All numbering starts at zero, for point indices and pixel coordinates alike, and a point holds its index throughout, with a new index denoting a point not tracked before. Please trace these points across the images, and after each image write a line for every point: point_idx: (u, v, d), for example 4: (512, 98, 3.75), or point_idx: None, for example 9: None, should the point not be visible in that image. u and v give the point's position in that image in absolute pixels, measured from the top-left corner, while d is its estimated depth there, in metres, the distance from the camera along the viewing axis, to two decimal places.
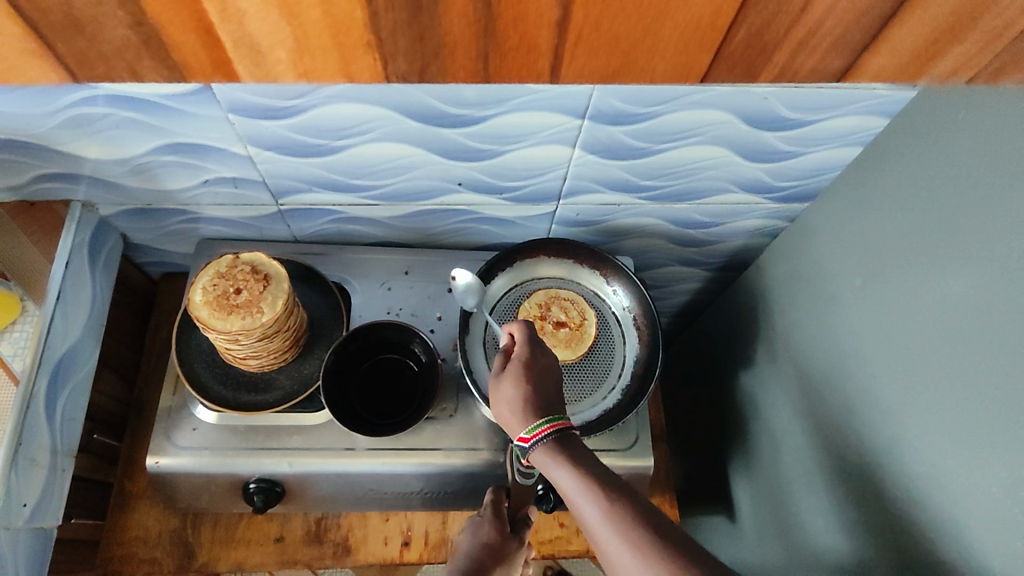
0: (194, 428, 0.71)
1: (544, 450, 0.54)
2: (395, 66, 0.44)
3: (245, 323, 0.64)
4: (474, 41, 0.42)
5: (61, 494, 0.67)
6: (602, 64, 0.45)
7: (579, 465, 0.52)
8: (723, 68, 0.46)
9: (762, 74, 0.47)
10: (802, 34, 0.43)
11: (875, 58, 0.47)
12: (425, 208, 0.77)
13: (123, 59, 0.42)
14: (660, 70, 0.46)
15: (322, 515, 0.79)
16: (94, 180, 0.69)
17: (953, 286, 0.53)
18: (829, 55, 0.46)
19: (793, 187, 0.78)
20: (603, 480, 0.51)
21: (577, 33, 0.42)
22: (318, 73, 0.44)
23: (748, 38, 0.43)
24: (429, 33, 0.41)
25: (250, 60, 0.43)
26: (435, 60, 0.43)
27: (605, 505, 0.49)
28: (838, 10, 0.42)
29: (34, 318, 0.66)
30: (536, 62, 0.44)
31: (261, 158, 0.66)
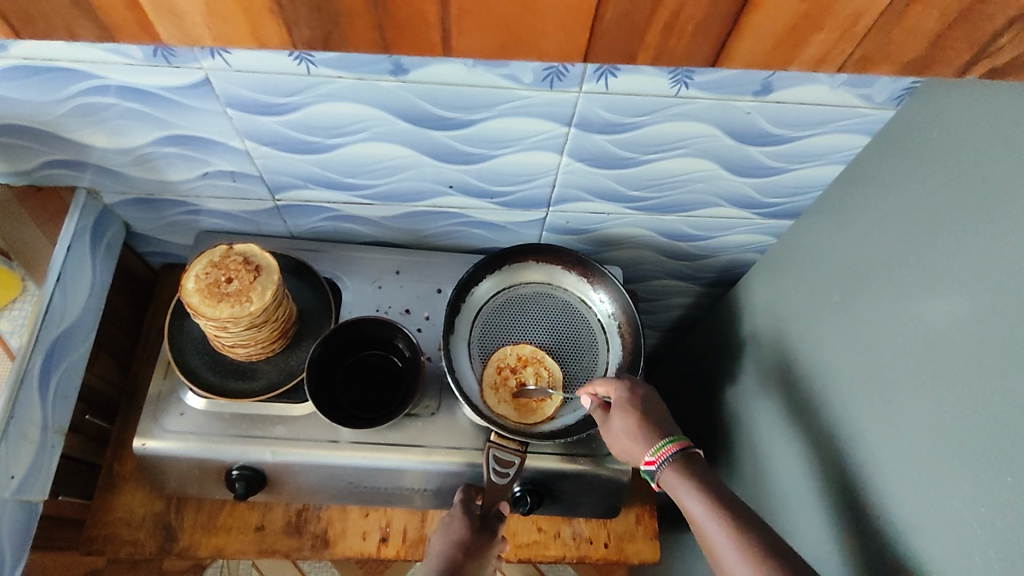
0: (181, 413, 0.72)
1: (669, 475, 0.62)
2: (299, 31, 0.42)
3: (235, 311, 0.66)
4: (369, 12, 0.41)
5: (49, 470, 0.69)
6: (489, 40, 0.43)
7: (707, 491, 0.59)
8: (602, 48, 0.43)
9: (639, 56, 0.44)
10: (666, 18, 0.41)
11: (738, 44, 0.43)
12: (417, 210, 0.80)
13: (61, 18, 0.41)
14: (546, 49, 0.44)
15: (303, 507, 0.80)
16: (99, 169, 0.72)
17: (921, 302, 0.54)
18: (697, 40, 0.42)
19: (779, 203, 0.79)
20: (732, 509, 0.58)
21: (457, 7, 0.40)
22: (231, 39, 0.43)
23: (617, 18, 0.41)
24: (327, 3, 0.40)
25: (169, 22, 0.41)
26: (337, 29, 0.42)
27: (732, 533, 0.56)
28: None
29: (33, 298, 0.69)
30: (428, 35, 0.42)
31: (258, 153, 0.69)
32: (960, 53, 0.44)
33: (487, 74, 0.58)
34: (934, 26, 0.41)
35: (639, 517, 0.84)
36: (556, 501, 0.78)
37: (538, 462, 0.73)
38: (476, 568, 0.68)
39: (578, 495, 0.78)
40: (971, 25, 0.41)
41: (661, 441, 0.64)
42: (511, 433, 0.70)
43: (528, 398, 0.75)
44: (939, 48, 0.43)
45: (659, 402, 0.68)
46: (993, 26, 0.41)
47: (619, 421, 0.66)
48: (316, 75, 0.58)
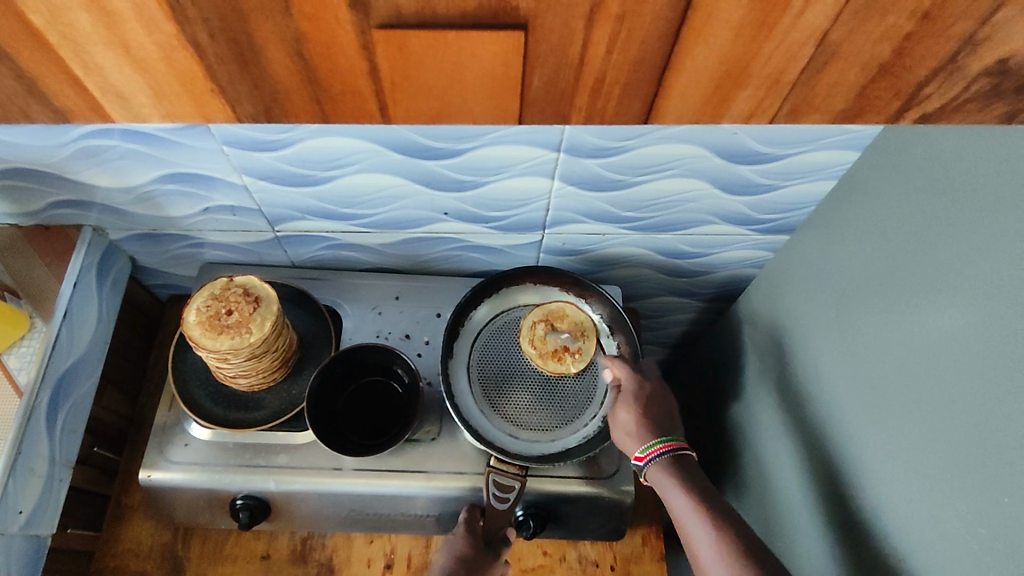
0: (186, 444, 0.73)
1: (664, 470, 0.65)
2: (243, 108, 0.42)
3: (235, 343, 0.67)
4: (304, 88, 0.41)
5: (56, 504, 0.70)
6: (425, 107, 0.43)
7: (694, 490, 0.63)
8: (535, 111, 0.43)
9: (571, 117, 0.44)
10: (591, 82, 0.41)
11: (668, 103, 0.43)
12: (414, 236, 0.81)
13: (14, 104, 0.41)
14: (478, 112, 0.44)
15: (308, 535, 0.80)
16: (104, 208, 0.74)
17: (915, 316, 0.54)
18: (625, 99, 0.42)
19: (775, 219, 0.79)
20: (696, 486, 0.63)
21: (389, 81, 0.41)
22: (181, 117, 0.43)
23: (544, 86, 0.41)
24: (263, 82, 0.41)
25: (118, 106, 0.42)
26: (276, 105, 0.42)
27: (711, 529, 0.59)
28: (612, 61, 0.40)
29: (41, 334, 0.71)
30: (365, 105, 0.43)
31: (256, 188, 0.71)
32: (889, 102, 0.44)
33: None
34: (855, 80, 0.42)
35: (645, 539, 0.82)
36: (560, 523, 0.78)
37: (538, 485, 0.73)
38: None
39: (582, 517, 0.77)
40: (894, 78, 0.42)
41: (656, 438, 0.67)
42: (510, 457, 0.70)
43: (529, 421, 0.75)
44: (866, 98, 0.43)
45: (662, 404, 0.71)
46: (916, 77, 0.42)
47: (623, 412, 0.69)
48: None
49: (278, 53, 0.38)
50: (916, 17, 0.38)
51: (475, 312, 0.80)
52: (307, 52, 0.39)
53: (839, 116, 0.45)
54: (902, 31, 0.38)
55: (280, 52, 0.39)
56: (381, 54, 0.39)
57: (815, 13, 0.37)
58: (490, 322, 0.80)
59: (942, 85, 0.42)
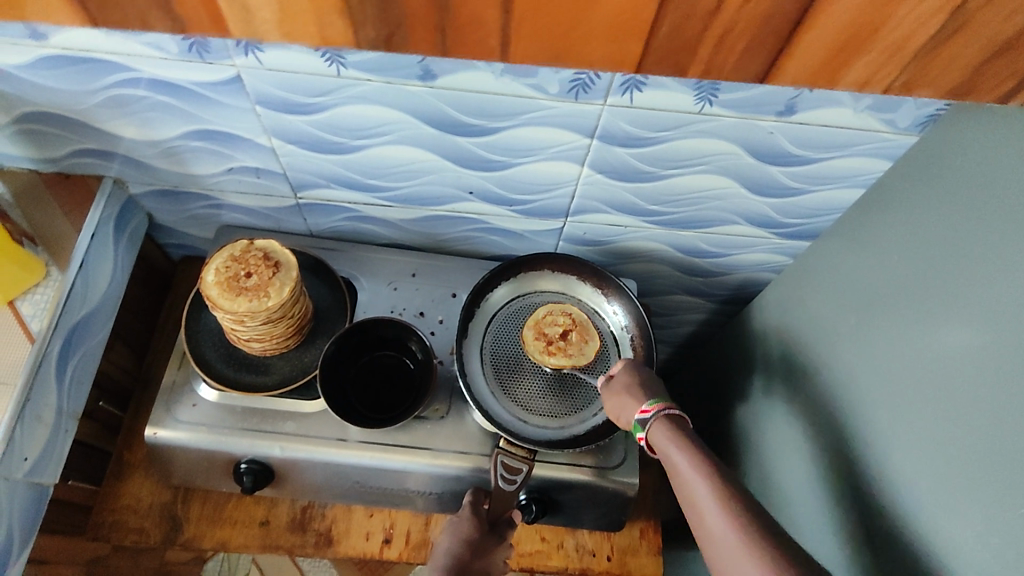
0: (194, 404, 0.73)
1: (663, 437, 0.61)
2: (365, 33, 0.43)
3: (252, 306, 0.67)
4: (432, 14, 0.41)
5: (61, 454, 0.69)
6: (547, 46, 0.43)
7: (691, 448, 0.58)
8: (655, 61, 0.43)
9: (689, 70, 0.44)
10: (717, 35, 0.41)
11: (788, 63, 0.43)
12: (436, 214, 0.81)
13: (134, 9, 0.41)
14: (597, 58, 0.43)
15: (309, 504, 0.80)
16: (126, 159, 0.73)
17: (935, 328, 0.55)
18: (748, 52, 0.42)
19: (797, 224, 0.79)
20: (695, 445, 0.59)
21: (518, 14, 0.41)
22: (298, 38, 0.43)
23: (671, 32, 0.41)
24: (393, 4, 0.41)
25: (239, 18, 0.42)
26: (400, 30, 0.42)
27: (715, 487, 0.54)
28: (742, 17, 0.40)
29: (56, 283, 0.70)
30: (486, 41, 0.43)
31: (284, 151, 0.70)
32: (1002, 82, 0.45)
33: (514, 82, 0.59)
34: (975, 56, 0.42)
35: (643, 532, 0.83)
36: (562, 510, 0.78)
37: (544, 471, 0.73)
38: (483, 566, 0.68)
39: (583, 506, 0.77)
40: (1013, 56, 0.42)
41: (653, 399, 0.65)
42: (520, 440, 0.70)
43: (538, 406, 0.75)
44: (980, 76, 0.44)
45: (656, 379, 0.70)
46: None
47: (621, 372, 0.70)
48: (346, 77, 0.59)
49: None
50: None
51: (494, 295, 0.80)
52: None
53: (950, 93, 0.46)
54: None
55: None
56: None
57: None
58: (506, 305, 0.80)
59: None
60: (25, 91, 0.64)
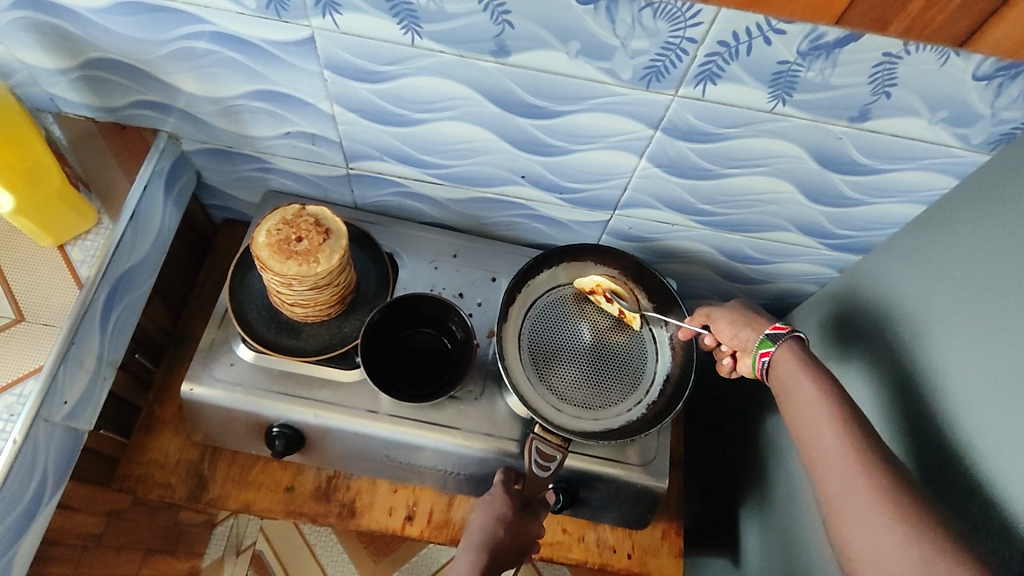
0: (231, 363, 0.73)
1: (787, 354, 0.61)
2: None
3: (301, 270, 0.66)
4: None
5: (98, 401, 0.70)
6: None
7: (818, 373, 0.58)
8: (856, 14, 0.50)
9: (889, 23, 0.50)
10: None
11: (987, 27, 0.49)
12: (484, 196, 0.80)
13: None
14: (801, 6, 0.50)
15: (334, 474, 0.80)
16: (184, 114, 0.73)
17: (997, 350, 0.53)
18: (953, 15, 0.49)
19: (849, 237, 0.78)
20: (823, 370, 0.58)
21: None
22: None
23: None
24: None
25: None
26: None
27: (833, 409, 0.54)
28: None
29: (106, 232, 0.70)
30: None
31: (343, 119, 0.70)
32: None
33: (588, 65, 0.58)
34: None
35: (665, 533, 0.82)
36: (587, 503, 0.77)
37: (573, 462, 0.73)
38: (517, 546, 0.68)
39: (608, 501, 0.77)
40: None
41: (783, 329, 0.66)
42: (554, 427, 0.69)
43: (575, 396, 0.74)
44: None
45: None
46: None
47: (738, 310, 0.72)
48: (419, 47, 0.59)
49: None
50: None
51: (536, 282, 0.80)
52: None
53: None
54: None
55: None
56: None
57: None
58: (548, 292, 0.79)
59: None
60: (95, 36, 0.64)
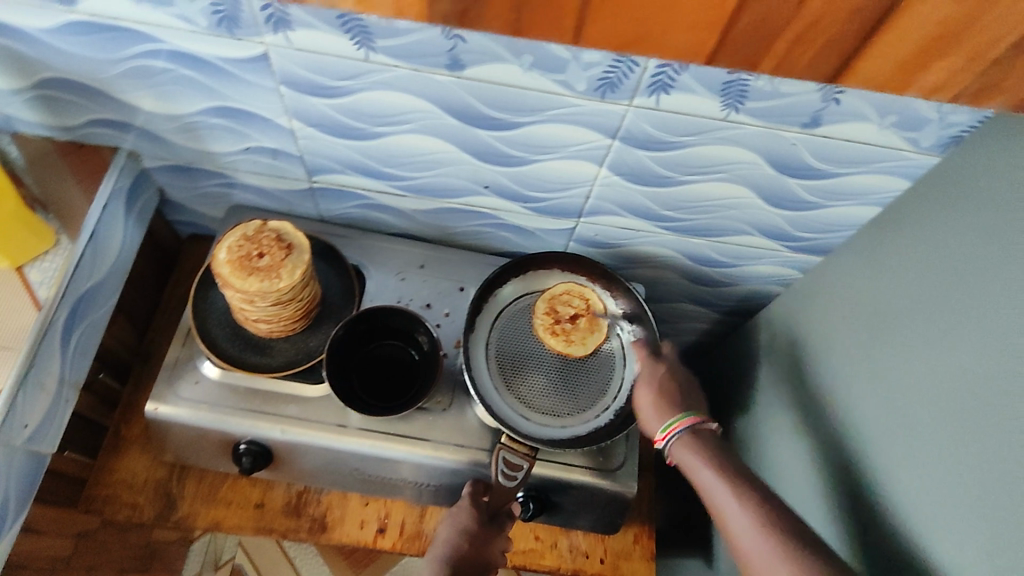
0: (196, 381, 0.72)
1: (686, 447, 0.63)
2: (442, 5, 0.42)
3: (263, 286, 0.66)
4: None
5: (60, 424, 0.69)
6: (622, 29, 0.42)
7: (717, 463, 0.60)
8: (729, 53, 0.43)
9: (761, 65, 0.44)
10: (800, 29, 0.41)
11: (869, 53, 0.42)
12: (449, 206, 0.81)
13: None
14: (670, 47, 0.43)
15: (304, 489, 0.79)
16: (142, 132, 0.73)
17: (946, 347, 0.54)
18: (826, 53, 0.42)
19: (809, 238, 0.79)
20: (719, 458, 0.61)
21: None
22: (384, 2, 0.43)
23: (753, 25, 0.41)
24: None
25: None
26: (478, 5, 0.42)
27: (739, 497, 0.56)
28: (834, 8, 0.39)
29: (65, 252, 0.70)
30: (565, 23, 0.43)
31: (303, 134, 0.70)
32: None
33: (543, 77, 0.59)
34: None
35: (637, 537, 0.82)
36: (557, 510, 0.78)
37: (543, 470, 0.73)
38: (482, 558, 0.68)
39: (579, 508, 0.77)
40: None
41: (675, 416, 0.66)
42: (521, 437, 0.70)
43: (542, 404, 0.75)
44: None
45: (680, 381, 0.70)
46: None
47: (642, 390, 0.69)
48: (374, 62, 0.59)
49: None
50: None
51: (503, 291, 0.80)
52: None
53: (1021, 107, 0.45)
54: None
55: None
56: None
57: None
58: (515, 301, 0.80)
59: None
60: (47, 56, 0.63)
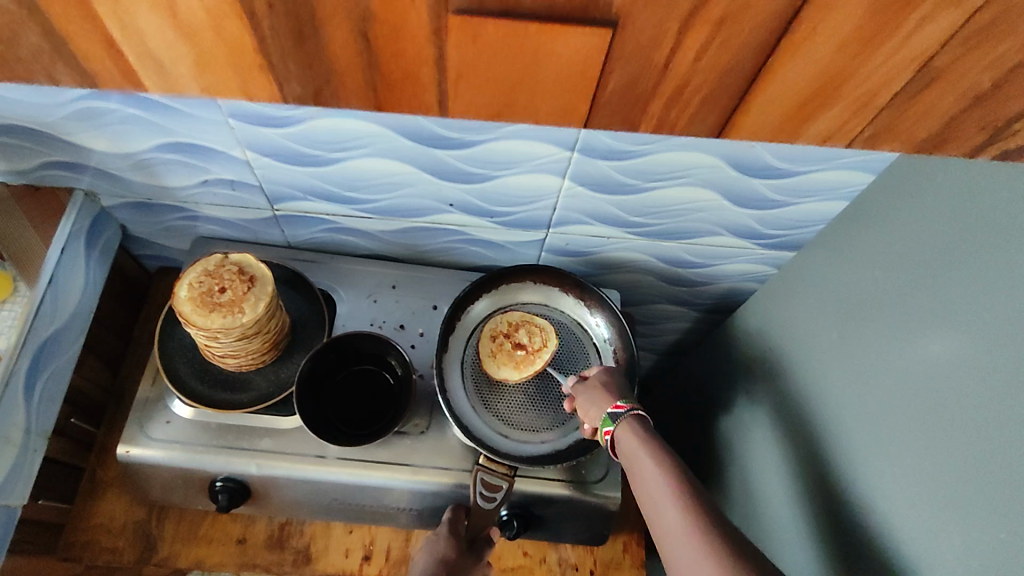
0: (168, 421, 0.71)
1: (628, 433, 0.59)
2: (291, 88, 0.39)
3: (226, 321, 0.65)
4: (361, 72, 0.38)
5: (29, 474, 0.68)
6: (488, 101, 0.40)
7: (659, 452, 0.56)
8: (603, 116, 0.41)
9: (641, 125, 0.42)
10: (671, 90, 0.39)
11: (748, 115, 0.41)
12: (416, 225, 0.80)
13: (39, 63, 0.38)
14: (543, 112, 0.41)
15: (286, 521, 0.79)
16: (98, 172, 0.72)
17: (917, 344, 0.54)
18: (702, 112, 0.40)
19: (780, 235, 0.78)
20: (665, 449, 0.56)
21: (454, 72, 0.38)
22: (220, 92, 0.40)
23: (620, 89, 0.39)
24: (318, 62, 0.38)
25: (156, 75, 0.38)
26: (328, 86, 0.39)
27: (676, 493, 0.52)
28: (700, 69, 0.37)
29: (24, 299, 0.69)
30: (422, 96, 0.40)
31: (259, 164, 0.69)
32: (976, 134, 0.40)
33: None
34: (951, 107, 0.39)
35: (626, 546, 0.82)
36: (543, 525, 0.77)
37: (525, 487, 0.72)
38: None
39: (564, 522, 0.77)
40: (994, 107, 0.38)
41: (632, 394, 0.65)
42: (500, 457, 0.69)
43: (520, 421, 0.74)
44: (954, 128, 0.40)
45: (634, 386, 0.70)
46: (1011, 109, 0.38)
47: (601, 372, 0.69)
48: None
49: (340, 30, 0.36)
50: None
51: (475, 309, 0.79)
52: (370, 31, 0.36)
53: (924, 144, 0.42)
54: (1007, 63, 0.36)
55: (343, 30, 0.36)
56: (450, 44, 0.36)
57: (924, 36, 0.35)
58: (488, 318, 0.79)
59: None
60: None
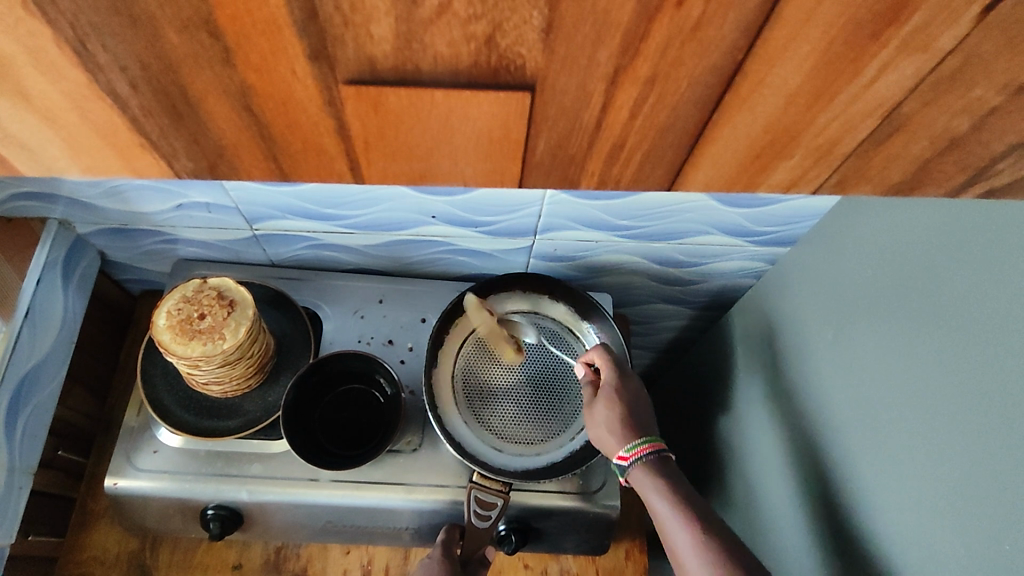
0: (155, 451, 0.70)
1: (641, 474, 0.61)
2: (181, 164, 0.38)
3: (207, 349, 0.63)
4: (256, 145, 0.37)
5: (16, 512, 0.67)
6: (403, 167, 0.39)
7: (676, 492, 0.59)
8: (536, 176, 0.40)
9: (580, 182, 0.40)
10: (608, 149, 0.37)
11: (696, 168, 0.39)
12: (399, 238, 0.78)
13: None
14: (469, 174, 0.40)
15: (282, 544, 0.77)
16: (71, 201, 0.70)
17: (913, 343, 0.52)
18: (645, 168, 0.39)
19: (771, 232, 0.77)
20: (682, 490, 0.60)
21: (362, 141, 0.37)
22: (101, 171, 0.38)
23: (550, 150, 0.38)
24: (203, 136, 0.36)
25: (23, 157, 0.37)
26: (222, 161, 0.38)
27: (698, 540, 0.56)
28: (636, 125, 0.36)
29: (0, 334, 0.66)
30: (331, 165, 0.39)
31: (234, 185, 0.67)
32: (953, 175, 0.40)
33: None
34: (921, 153, 0.38)
35: (629, 554, 0.81)
36: (543, 537, 0.76)
37: (523, 501, 0.71)
38: None
39: (564, 533, 0.75)
40: (964, 151, 0.38)
41: (638, 438, 0.63)
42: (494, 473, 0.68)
43: (514, 434, 0.73)
44: (928, 172, 0.40)
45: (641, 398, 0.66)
46: (992, 149, 0.37)
47: (602, 407, 0.65)
48: None
49: (219, 104, 0.34)
50: (1005, 91, 0.34)
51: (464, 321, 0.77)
52: (255, 107, 0.34)
53: (894, 188, 0.41)
54: (987, 104, 0.35)
55: (222, 104, 0.34)
56: (348, 113, 0.35)
57: (886, 84, 0.34)
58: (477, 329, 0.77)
59: (1013, 162, 0.38)
60: None
